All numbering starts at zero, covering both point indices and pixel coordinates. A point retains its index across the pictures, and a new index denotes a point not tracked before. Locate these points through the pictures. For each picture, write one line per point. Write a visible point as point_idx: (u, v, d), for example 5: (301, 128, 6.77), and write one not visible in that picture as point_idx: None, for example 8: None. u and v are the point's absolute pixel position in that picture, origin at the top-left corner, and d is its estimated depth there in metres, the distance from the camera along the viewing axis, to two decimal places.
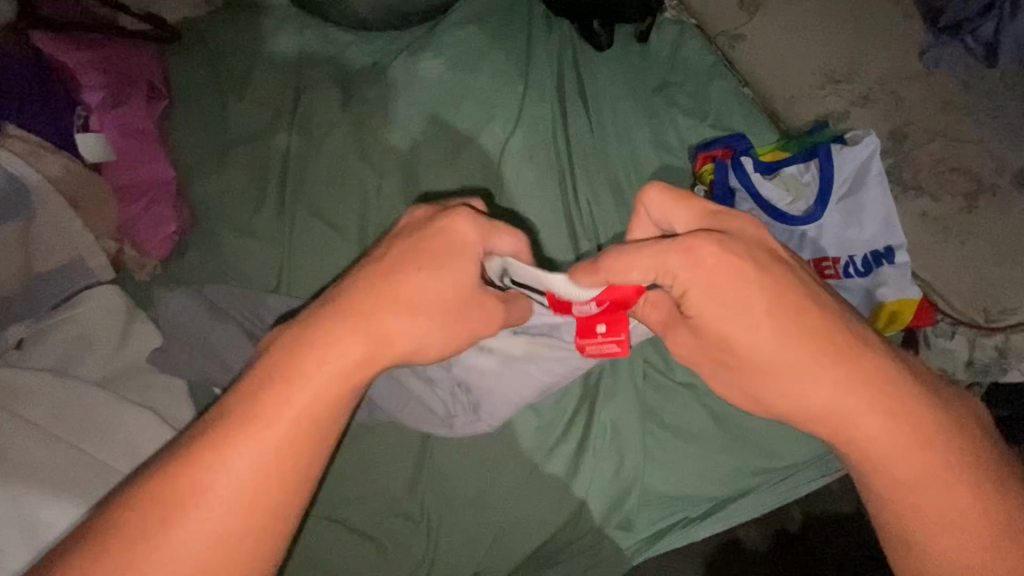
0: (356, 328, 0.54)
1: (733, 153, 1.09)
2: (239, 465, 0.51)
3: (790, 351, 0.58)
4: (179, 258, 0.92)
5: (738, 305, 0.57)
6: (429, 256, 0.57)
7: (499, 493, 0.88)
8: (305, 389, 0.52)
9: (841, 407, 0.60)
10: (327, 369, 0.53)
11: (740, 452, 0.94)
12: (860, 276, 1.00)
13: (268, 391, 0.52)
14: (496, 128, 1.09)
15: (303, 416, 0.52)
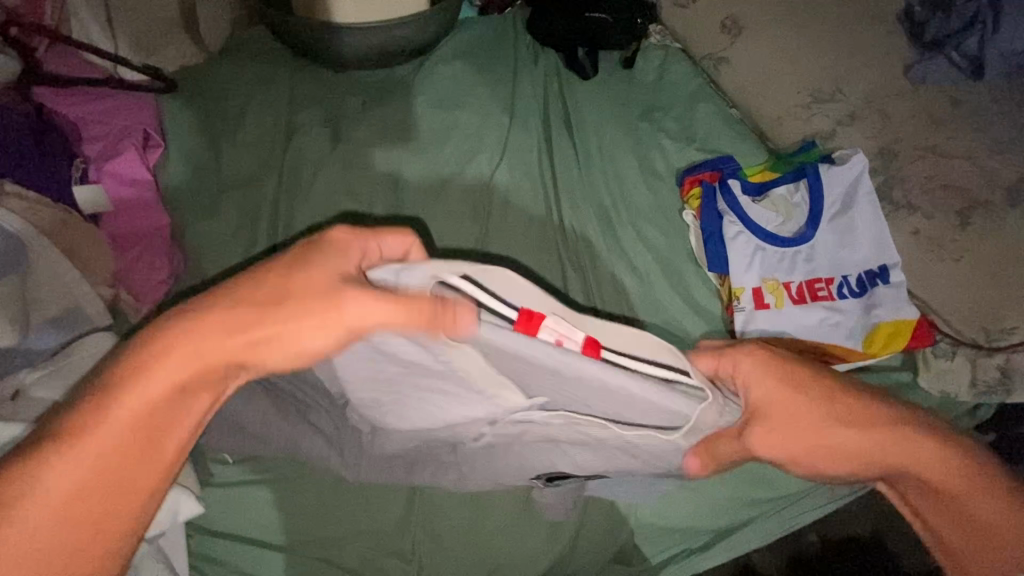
0: (224, 314, 0.50)
1: (720, 175, 1.08)
2: (78, 467, 0.46)
3: (817, 409, 0.64)
4: (174, 302, 0.94)
5: (792, 403, 0.65)
6: (309, 255, 0.54)
7: (491, 529, 0.88)
8: (158, 382, 0.48)
9: (875, 453, 0.65)
10: (187, 358, 0.49)
11: (738, 482, 0.93)
12: (855, 296, 0.99)
13: (133, 388, 0.48)
14: (483, 162, 1.11)
15: (160, 414, 0.49)
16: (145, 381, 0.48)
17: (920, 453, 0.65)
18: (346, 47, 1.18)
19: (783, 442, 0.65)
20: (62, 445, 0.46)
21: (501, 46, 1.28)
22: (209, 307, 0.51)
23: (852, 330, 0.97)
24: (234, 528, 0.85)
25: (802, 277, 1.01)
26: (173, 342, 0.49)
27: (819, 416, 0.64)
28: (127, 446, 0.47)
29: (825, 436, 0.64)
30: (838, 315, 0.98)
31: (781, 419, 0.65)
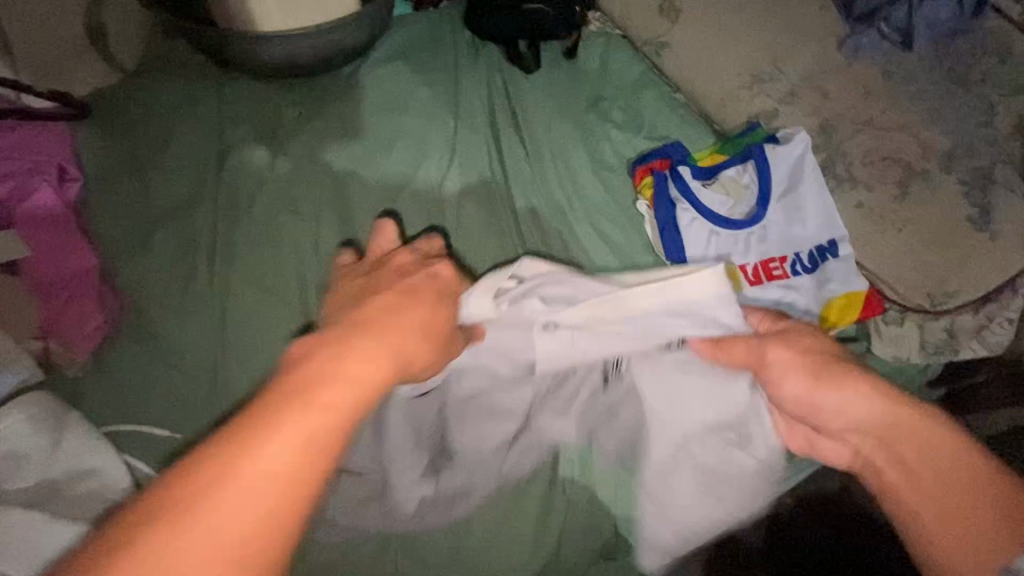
0: (325, 373, 0.53)
1: (670, 162, 1.08)
2: (271, 454, 0.46)
3: (836, 374, 0.73)
4: (111, 348, 0.88)
5: (810, 357, 0.76)
6: (334, 342, 0.56)
7: (474, 543, 0.87)
8: (238, 490, 0.45)
9: (882, 421, 0.70)
10: (286, 436, 0.47)
11: None
12: (807, 273, 1.01)
13: (292, 389, 0.51)
14: (432, 167, 1.08)
15: (319, 433, 0.49)
16: (200, 494, 0.44)
17: (931, 429, 0.67)
18: (275, 57, 1.11)
19: (784, 388, 0.77)
20: (263, 441, 0.47)
21: (440, 44, 1.24)
22: (303, 374, 0.52)
23: (809, 307, 0.99)
24: None
25: (756, 258, 1.02)
26: (290, 407, 0.49)
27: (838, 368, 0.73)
28: (280, 490, 0.46)
29: (842, 384, 0.72)
30: (793, 292, 1.00)
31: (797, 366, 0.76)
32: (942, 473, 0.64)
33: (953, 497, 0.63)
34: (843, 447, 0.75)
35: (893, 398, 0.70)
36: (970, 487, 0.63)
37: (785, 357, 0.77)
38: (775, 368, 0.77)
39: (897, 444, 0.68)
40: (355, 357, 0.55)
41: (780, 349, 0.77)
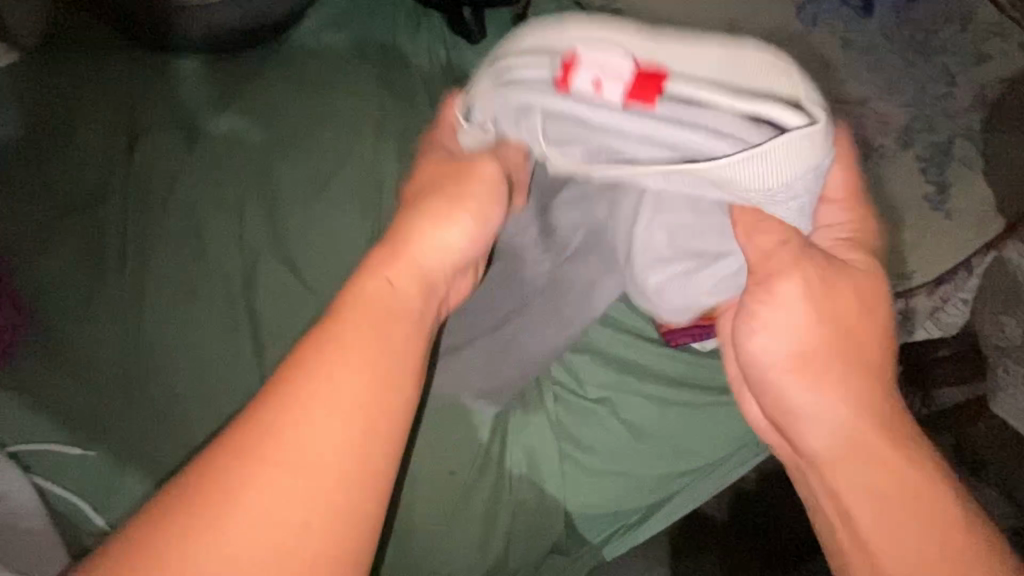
0: (358, 319, 0.50)
1: None
2: (301, 439, 0.44)
3: (822, 362, 0.59)
4: (14, 362, 0.82)
5: (826, 327, 0.60)
6: (364, 305, 0.51)
7: (421, 550, 0.83)
8: (290, 446, 0.43)
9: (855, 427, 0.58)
10: (334, 401, 0.45)
11: (666, 460, 0.90)
12: None
13: (317, 365, 0.47)
14: (367, 148, 0.99)
15: (354, 406, 0.45)
16: (263, 459, 0.43)
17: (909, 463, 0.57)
18: (191, 30, 1.01)
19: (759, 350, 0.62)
20: (280, 418, 0.44)
21: (377, 9, 1.13)
22: (325, 341, 0.48)
23: None
24: None
25: None
26: (329, 380, 0.46)
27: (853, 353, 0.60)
28: (327, 478, 0.43)
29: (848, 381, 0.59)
30: None
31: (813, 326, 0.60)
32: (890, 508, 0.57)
33: (895, 527, 0.57)
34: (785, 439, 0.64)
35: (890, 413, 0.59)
36: (919, 529, 0.56)
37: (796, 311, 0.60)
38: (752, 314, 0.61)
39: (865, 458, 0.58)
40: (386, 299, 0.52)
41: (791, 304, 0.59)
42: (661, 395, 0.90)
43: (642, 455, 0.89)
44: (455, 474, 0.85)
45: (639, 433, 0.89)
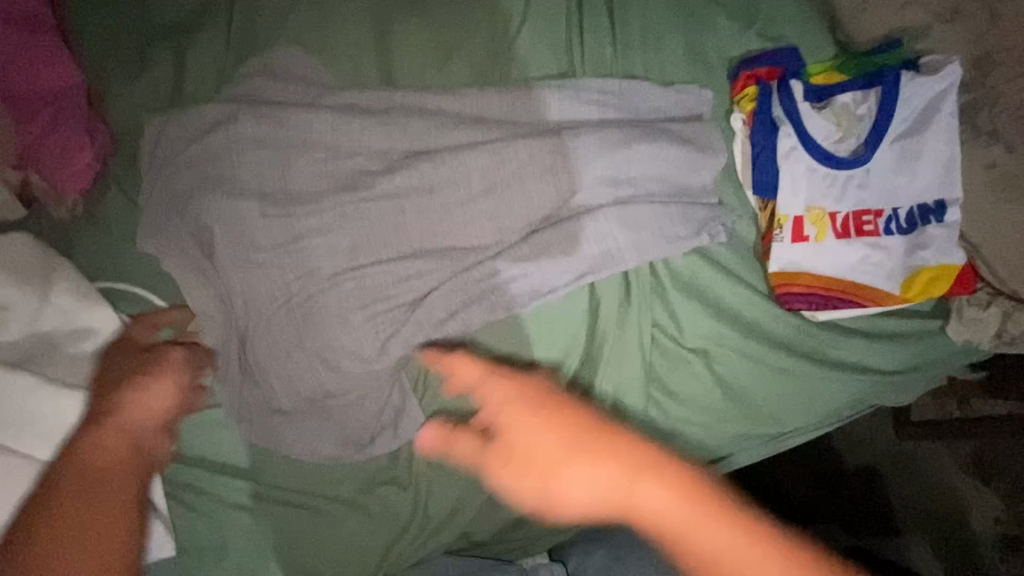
0: (128, 466, 0.62)
1: (780, 73, 0.93)
2: (97, 482, 0.60)
3: (570, 437, 0.55)
4: (101, 195, 0.78)
5: (536, 387, 0.61)
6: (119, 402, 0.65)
7: None
8: (97, 488, 0.59)
9: (615, 492, 0.52)
10: (101, 476, 0.60)
11: (740, 418, 0.88)
12: (901, 233, 0.88)
13: (94, 439, 0.62)
14: (498, 22, 0.89)
15: (116, 501, 0.60)
16: (62, 513, 0.57)
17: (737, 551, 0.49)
18: None
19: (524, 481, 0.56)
20: (88, 467, 0.60)
21: None
22: (116, 467, 0.61)
23: (891, 273, 0.88)
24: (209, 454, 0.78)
25: (849, 205, 0.89)
26: (96, 465, 0.60)
27: (556, 457, 0.54)
28: (106, 521, 0.58)
29: (533, 435, 0.56)
30: (879, 252, 0.88)
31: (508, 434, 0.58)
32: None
33: None
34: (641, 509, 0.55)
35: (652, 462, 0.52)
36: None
37: (496, 395, 0.61)
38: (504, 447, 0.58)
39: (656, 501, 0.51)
40: (146, 453, 0.65)
41: (537, 388, 0.61)
42: (762, 356, 0.88)
43: (723, 412, 0.88)
44: None
45: (725, 389, 0.88)
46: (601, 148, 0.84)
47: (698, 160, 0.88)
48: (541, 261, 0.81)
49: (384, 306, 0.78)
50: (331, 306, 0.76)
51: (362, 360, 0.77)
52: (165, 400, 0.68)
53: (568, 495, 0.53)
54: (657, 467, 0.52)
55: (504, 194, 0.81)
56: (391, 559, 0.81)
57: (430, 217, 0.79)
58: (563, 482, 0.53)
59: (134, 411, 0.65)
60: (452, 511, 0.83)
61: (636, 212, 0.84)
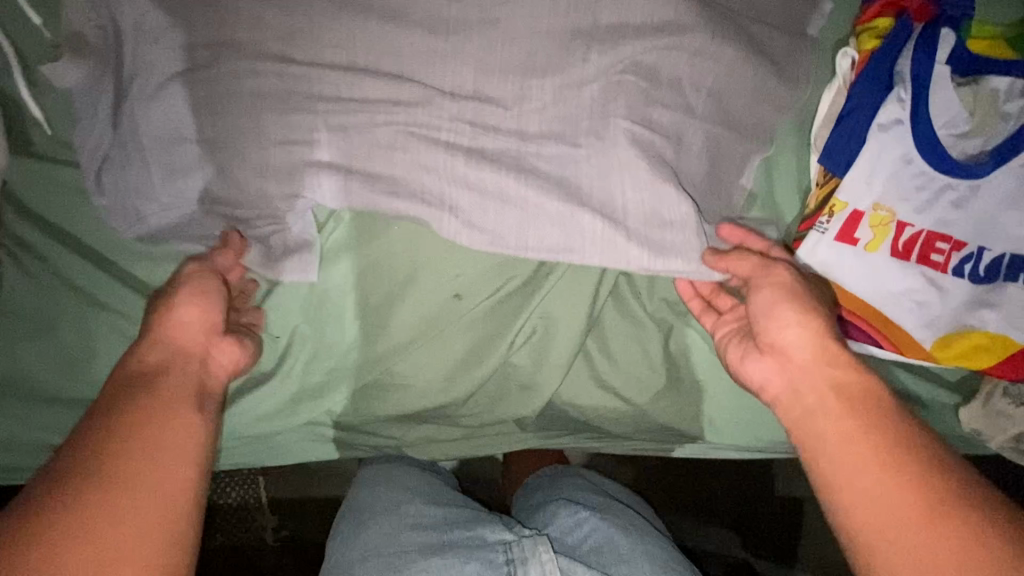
0: (186, 382, 0.51)
1: (931, 14, 0.68)
2: (148, 400, 0.48)
3: (809, 344, 0.56)
4: None
5: (778, 278, 0.60)
6: (177, 316, 0.54)
7: (382, 348, 0.70)
8: (155, 409, 0.48)
9: (834, 401, 0.53)
10: (172, 399, 0.49)
11: (675, 411, 0.74)
12: (972, 280, 0.68)
13: (145, 361, 0.51)
14: None
15: (182, 422, 0.48)
16: (128, 444, 0.45)
17: (866, 436, 0.50)
18: None
19: (772, 282, 0.60)
20: (135, 391, 0.49)
21: None
22: (165, 371, 0.51)
23: (933, 322, 0.69)
24: (41, 214, 0.62)
25: (927, 222, 0.68)
26: (150, 382, 0.49)
27: (778, 303, 0.58)
28: (181, 447, 0.47)
29: (774, 304, 0.59)
30: (932, 290, 0.68)
31: (757, 283, 0.60)
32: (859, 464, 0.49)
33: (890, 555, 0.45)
34: (776, 382, 0.57)
35: (862, 400, 0.52)
36: None
37: (775, 269, 0.61)
38: (760, 279, 0.61)
39: (827, 417, 0.52)
40: (202, 373, 0.53)
41: (789, 271, 0.60)
42: None
43: (661, 395, 0.73)
44: (460, 300, 0.69)
45: (675, 373, 0.73)
46: (646, 24, 0.63)
47: (768, 92, 0.67)
48: (527, 206, 0.63)
49: (310, 119, 0.61)
50: (242, 90, 0.59)
51: (261, 177, 0.61)
52: (202, 324, 0.55)
53: (765, 326, 0.59)
54: (824, 342, 0.56)
55: (505, 39, 0.62)
56: (237, 406, 0.71)
57: (402, 30, 0.61)
58: (776, 321, 0.58)
59: (189, 320, 0.55)
60: (321, 385, 0.72)
61: (662, 125, 0.64)
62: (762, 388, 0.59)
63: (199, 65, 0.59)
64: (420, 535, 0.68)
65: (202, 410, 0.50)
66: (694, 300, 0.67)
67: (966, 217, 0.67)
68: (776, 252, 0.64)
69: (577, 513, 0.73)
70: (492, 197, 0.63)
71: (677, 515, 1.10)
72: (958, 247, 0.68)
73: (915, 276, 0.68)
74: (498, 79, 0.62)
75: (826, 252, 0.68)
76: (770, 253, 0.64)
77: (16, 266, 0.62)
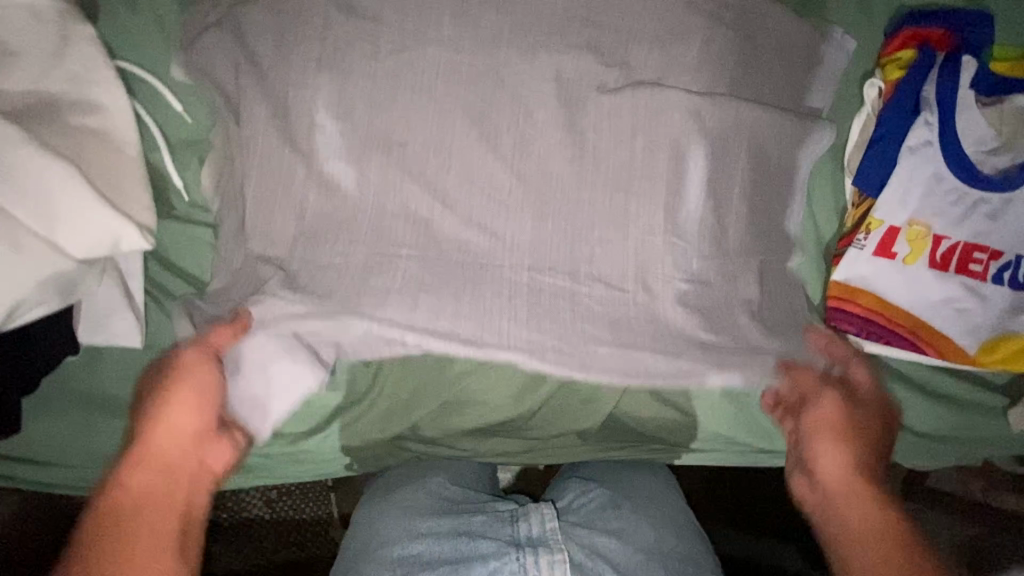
0: (170, 517, 0.62)
1: (953, 43, 0.73)
2: (127, 539, 0.60)
3: (845, 471, 0.69)
4: None
5: (831, 410, 0.72)
6: (151, 442, 0.65)
7: (459, 369, 0.79)
8: (136, 545, 0.60)
9: (863, 524, 0.66)
10: (145, 538, 0.60)
11: (728, 421, 0.80)
12: (1012, 287, 0.72)
13: (124, 494, 0.62)
14: None
15: (158, 554, 0.60)
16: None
17: (886, 551, 0.63)
18: None
19: (829, 406, 0.72)
20: (112, 533, 0.60)
21: None
22: (144, 504, 0.62)
23: (975, 329, 0.73)
24: (179, 266, 0.75)
25: (963, 235, 0.72)
26: (126, 526, 0.60)
27: (830, 429, 0.71)
28: None
29: (825, 430, 0.71)
30: (973, 299, 0.72)
31: (813, 402, 0.73)
32: (879, 574, 0.62)
33: None
34: (812, 498, 0.71)
35: (885, 525, 0.65)
36: None
37: (831, 394, 0.72)
38: (817, 401, 0.72)
39: (856, 527, 0.66)
40: (180, 504, 0.64)
41: (841, 399, 0.72)
42: None
43: (714, 404, 0.79)
44: None
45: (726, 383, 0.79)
46: (685, 68, 0.71)
47: (802, 127, 0.73)
48: (590, 335, 0.71)
49: None
50: (343, 157, 0.69)
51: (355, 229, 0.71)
52: (191, 434, 0.66)
53: (811, 449, 0.72)
54: (864, 473, 0.69)
55: (563, 91, 0.71)
56: (335, 423, 0.81)
57: (475, 89, 0.70)
58: (821, 447, 0.71)
59: (163, 441, 0.65)
60: (406, 405, 0.81)
61: (705, 164, 0.71)
62: (805, 501, 0.72)
63: (298, 131, 0.69)
64: (437, 499, 0.81)
65: (184, 554, 0.61)
66: (777, 409, 0.76)
67: (1003, 229, 0.71)
68: (856, 369, 0.74)
69: (583, 484, 0.84)
70: (559, 322, 0.71)
71: (732, 525, 1.11)
72: (997, 258, 0.72)
73: (955, 286, 0.72)
74: (559, 161, 0.71)
75: (866, 268, 0.74)
76: (846, 369, 0.74)
77: (159, 310, 0.74)
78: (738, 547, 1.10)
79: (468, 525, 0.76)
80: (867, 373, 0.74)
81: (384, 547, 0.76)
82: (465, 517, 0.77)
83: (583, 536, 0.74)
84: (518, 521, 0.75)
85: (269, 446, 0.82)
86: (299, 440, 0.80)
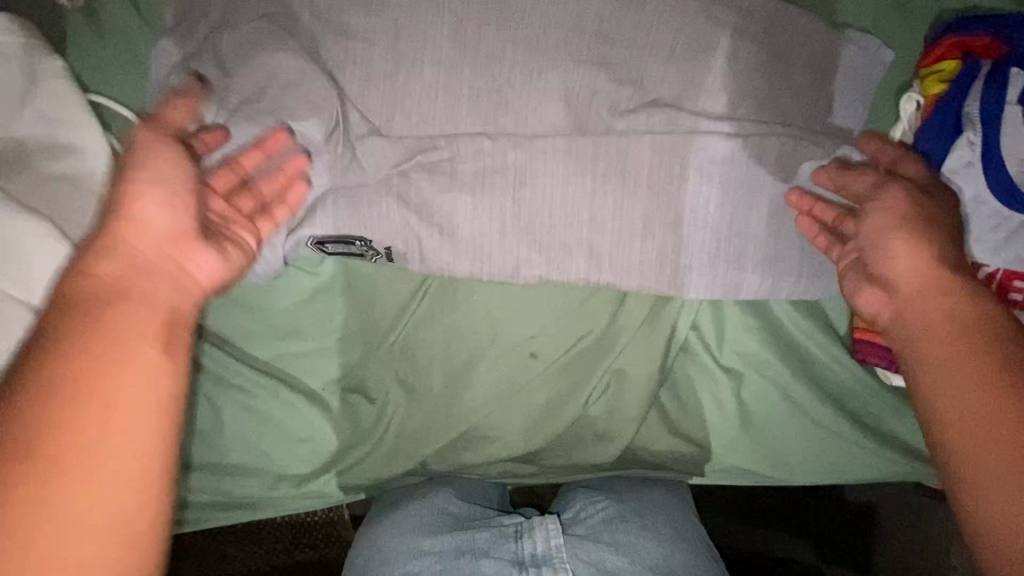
0: (151, 309, 0.47)
1: (1002, 51, 0.66)
2: (107, 321, 0.45)
3: (919, 272, 0.56)
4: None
5: (891, 204, 0.60)
6: (123, 242, 0.50)
7: (467, 406, 0.76)
8: (117, 329, 0.45)
9: (948, 322, 0.53)
10: (127, 333, 0.45)
11: (749, 453, 0.76)
12: None
13: (92, 294, 0.46)
14: None
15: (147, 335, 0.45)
16: (75, 394, 0.41)
17: (981, 349, 0.51)
18: None
19: (880, 217, 0.60)
20: (93, 318, 0.45)
21: None
22: (121, 290, 0.47)
23: None
24: None
25: (1002, 262, 0.67)
26: (102, 311, 0.45)
27: (894, 223, 0.59)
28: (145, 405, 0.43)
29: (886, 226, 0.59)
30: None
31: (868, 207, 0.61)
32: (971, 386, 0.50)
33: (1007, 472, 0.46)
34: (903, 285, 0.57)
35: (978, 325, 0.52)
36: None
37: (893, 191, 0.61)
38: (868, 216, 0.61)
39: (933, 342, 0.53)
40: (162, 289, 0.49)
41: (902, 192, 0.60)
42: (801, 399, 0.75)
43: (733, 437, 0.76)
44: (536, 359, 0.74)
45: (745, 417, 0.75)
46: (704, 88, 0.65)
47: (832, 150, 0.68)
48: (628, 249, 0.67)
49: (395, 205, 0.67)
50: None
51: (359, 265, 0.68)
52: (169, 221, 0.52)
53: (875, 251, 0.60)
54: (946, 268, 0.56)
55: (572, 113, 0.65)
56: (340, 465, 0.78)
57: (477, 115, 0.65)
58: (886, 245, 0.59)
59: (143, 233, 0.51)
60: (413, 443, 0.78)
61: (725, 191, 0.66)
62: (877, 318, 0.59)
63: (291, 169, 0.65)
64: (435, 516, 0.76)
65: (166, 348, 0.46)
66: (817, 227, 0.65)
67: None
68: (903, 165, 0.64)
69: (591, 494, 0.78)
70: (591, 237, 0.67)
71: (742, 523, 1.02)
72: None
73: None
74: (571, 167, 0.65)
75: None
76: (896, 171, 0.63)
77: None
78: (744, 542, 1.02)
79: (473, 542, 0.71)
80: (917, 168, 0.63)
81: (387, 563, 0.73)
82: (468, 532, 0.72)
83: (591, 551, 0.70)
84: (522, 536, 0.70)
85: (281, 403, 0.76)
86: (304, 481, 0.78)
